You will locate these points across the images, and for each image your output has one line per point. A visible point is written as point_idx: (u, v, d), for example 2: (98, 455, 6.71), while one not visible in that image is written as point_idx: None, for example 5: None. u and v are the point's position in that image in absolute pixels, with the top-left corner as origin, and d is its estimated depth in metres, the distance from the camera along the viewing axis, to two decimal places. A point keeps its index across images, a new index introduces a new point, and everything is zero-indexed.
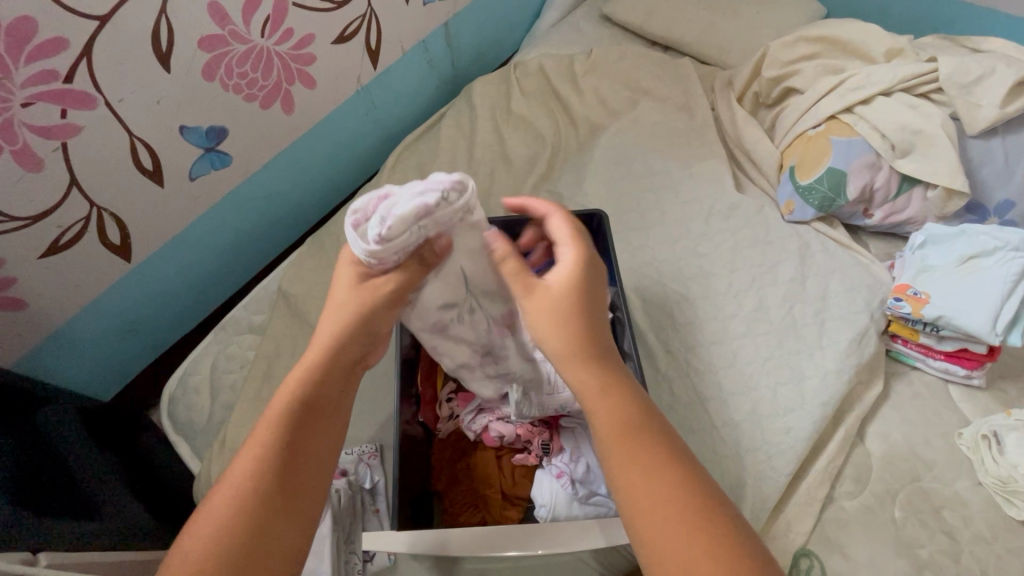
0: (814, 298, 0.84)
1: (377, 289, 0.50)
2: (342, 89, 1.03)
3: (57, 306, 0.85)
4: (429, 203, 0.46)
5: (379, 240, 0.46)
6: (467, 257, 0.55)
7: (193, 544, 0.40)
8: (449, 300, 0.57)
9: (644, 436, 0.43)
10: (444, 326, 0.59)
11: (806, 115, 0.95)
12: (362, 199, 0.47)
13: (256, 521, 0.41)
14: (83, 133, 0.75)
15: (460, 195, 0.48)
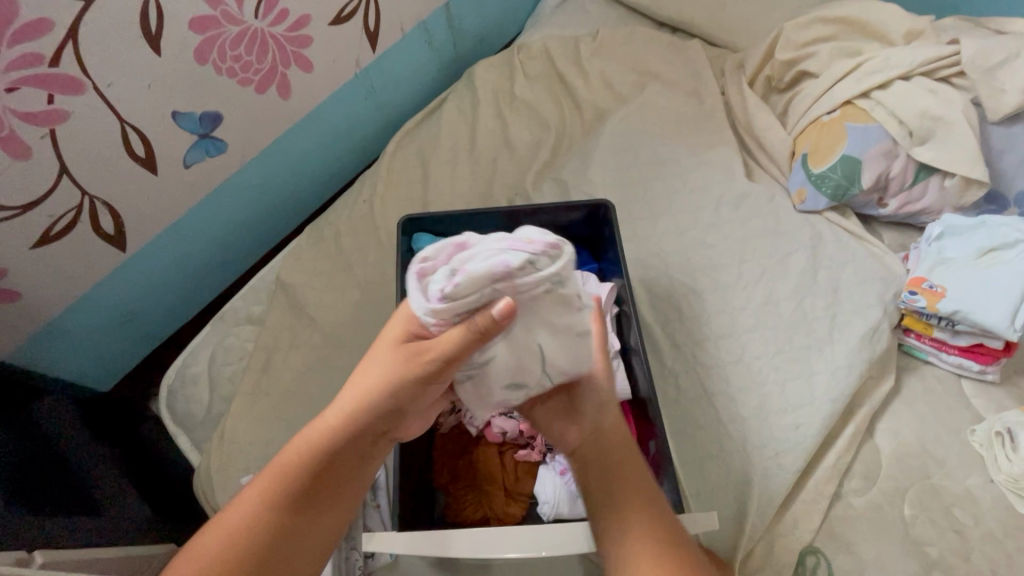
0: (825, 291, 0.82)
1: (428, 355, 0.43)
2: (340, 73, 1.00)
3: (52, 297, 0.84)
4: (511, 267, 0.39)
5: (442, 298, 0.39)
6: (546, 332, 0.45)
7: (220, 533, 0.42)
8: (523, 378, 0.47)
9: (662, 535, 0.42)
10: (511, 407, 0.49)
11: (820, 100, 0.91)
12: (433, 246, 0.42)
13: (261, 549, 0.42)
14: (72, 119, 0.72)
15: (550, 263, 0.40)
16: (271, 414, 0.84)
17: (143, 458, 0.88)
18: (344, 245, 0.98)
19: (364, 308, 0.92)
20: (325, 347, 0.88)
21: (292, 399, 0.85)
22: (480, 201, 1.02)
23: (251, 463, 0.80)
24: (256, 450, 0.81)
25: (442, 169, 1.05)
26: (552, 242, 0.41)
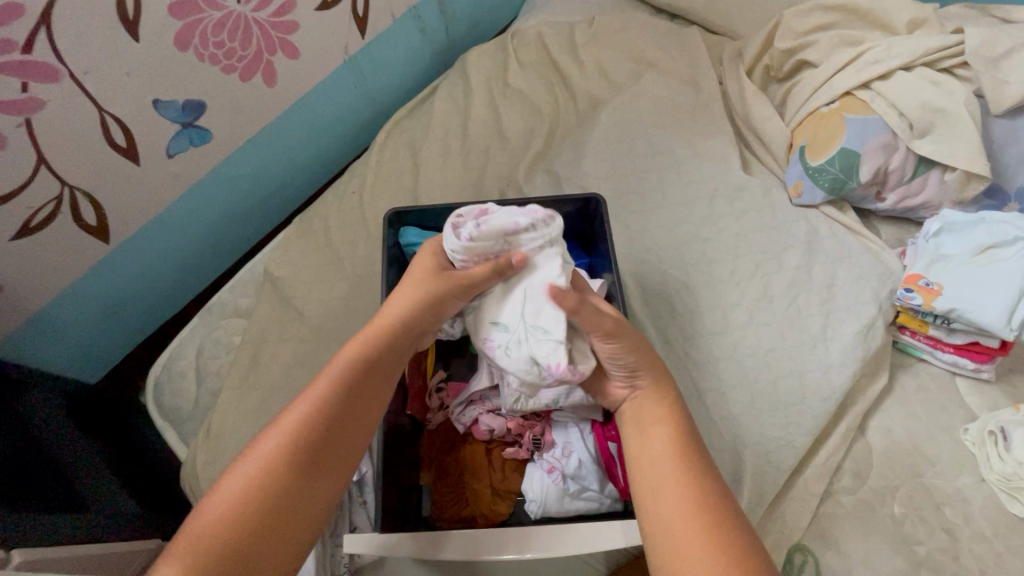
0: (820, 288, 0.80)
1: (439, 282, 0.55)
2: (328, 60, 0.97)
3: (34, 290, 0.83)
4: (520, 226, 0.56)
5: (468, 238, 0.55)
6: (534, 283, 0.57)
7: (239, 479, 0.43)
8: (508, 321, 0.56)
9: (687, 455, 0.47)
10: (495, 351, 0.57)
11: (820, 90, 0.89)
12: (466, 207, 0.58)
13: (284, 484, 0.43)
14: (48, 107, 0.70)
15: (548, 228, 0.57)
16: (256, 408, 0.82)
17: (131, 452, 0.88)
18: (333, 237, 0.97)
19: (352, 301, 0.91)
20: (313, 341, 0.87)
21: (279, 393, 0.84)
22: (472, 193, 1.00)
23: (238, 458, 0.80)
24: (242, 446, 0.80)
25: (433, 159, 1.03)
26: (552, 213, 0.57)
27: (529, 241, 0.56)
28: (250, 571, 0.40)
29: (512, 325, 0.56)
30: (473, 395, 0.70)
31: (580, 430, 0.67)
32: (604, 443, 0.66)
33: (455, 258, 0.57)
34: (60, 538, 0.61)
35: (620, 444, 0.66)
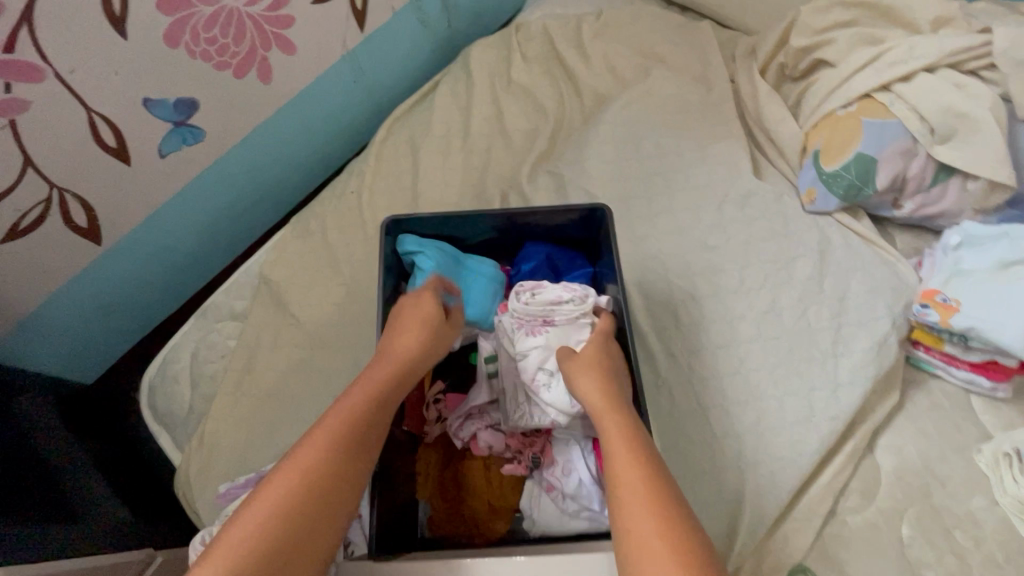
0: (831, 300, 0.77)
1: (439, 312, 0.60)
2: (326, 55, 0.94)
3: (24, 293, 0.81)
4: (569, 295, 0.66)
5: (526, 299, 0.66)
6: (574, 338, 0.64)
7: (307, 451, 0.45)
8: (550, 366, 0.63)
9: (650, 468, 0.44)
10: (535, 387, 0.63)
11: (837, 91, 0.85)
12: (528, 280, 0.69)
13: (344, 461, 0.46)
14: (33, 108, 0.68)
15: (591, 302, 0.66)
16: (251, 416, 0.81)
17: (122, 459, 0.88)
18: (330, 238, 0.94)
19: (349, 307, 0.89)
20: (308, 348, 0.86)
21: (274, 401, 0.82)
22: (473, 194, 0.98)
23: (231, 466, 0.79)
24: (237, 454, 0.79)
25: (434, 159, 1.00)
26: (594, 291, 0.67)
27: (575, 307, 0.65)
28: (306, 538, 0.42)
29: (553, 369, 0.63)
30: (472, 409, 0.68)
31: (581, 449, 0.65)
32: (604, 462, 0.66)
33: (513, 318, 0.66)
34: (47, 551, 0.61)
35: None
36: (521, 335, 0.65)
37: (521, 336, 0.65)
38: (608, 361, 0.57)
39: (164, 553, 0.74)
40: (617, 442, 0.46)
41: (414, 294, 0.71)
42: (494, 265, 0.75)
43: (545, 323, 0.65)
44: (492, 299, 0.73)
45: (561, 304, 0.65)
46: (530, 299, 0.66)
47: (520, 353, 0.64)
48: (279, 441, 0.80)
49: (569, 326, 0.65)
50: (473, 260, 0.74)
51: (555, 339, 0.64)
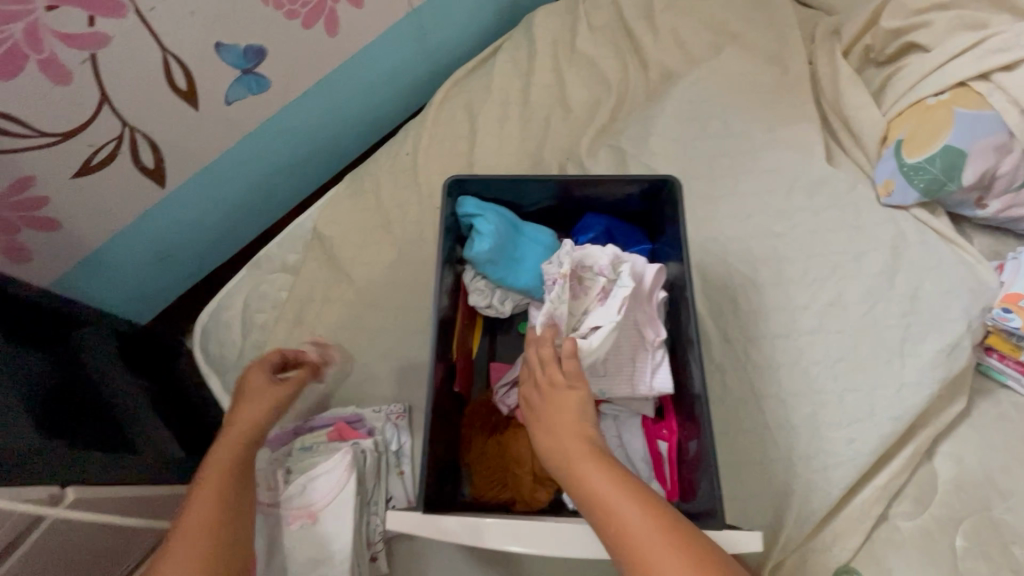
0: (902, 298, 0.74)
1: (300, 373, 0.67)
2: (391, 11, 0.92)
3: (91, 229, 0.83)
4: (586, 263, 0.62)
5: (550, 264, 0.64)
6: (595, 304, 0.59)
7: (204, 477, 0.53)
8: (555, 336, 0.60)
9: (635, 497, 0.44)
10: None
11: (929, 78, 0.80)
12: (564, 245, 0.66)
13: (232, 471, 0.54)
14: (113, 44, 0.68)
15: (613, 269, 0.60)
16: None
17: (171, 395, 0.91)
18: (384, 199, 0.94)
19: (400, 267, 0.89)
20: (358, 305, 0.87)
21: None
22: (529, 164, 0.96)
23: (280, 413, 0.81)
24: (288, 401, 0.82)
25: (491, 125, 0.99)
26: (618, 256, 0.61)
27: (594, 272, 0.61)
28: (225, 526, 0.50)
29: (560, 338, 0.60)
30: (520, 375, 0.68)
31: (631, 428, 0.66)
32: (653, 441, 0.65)
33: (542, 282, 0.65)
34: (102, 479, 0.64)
35: (670, 445, 0.65)
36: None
37: (547, 303, 0.63)
38: (567, 397, 0.51)
39: None
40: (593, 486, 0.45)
41: (470, 257, 0.70)
42: (550, 234, 0.74)
43: (543, 288, 0.63)
44: None
45: (546, 259, 0.64)
46: (536, 267, 0.66)
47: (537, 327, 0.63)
48: (328, 393, 0.82)
49: (554, 284, 0.61)
50: (530, 227, 0.74)
51: (549, 303, 0.61)
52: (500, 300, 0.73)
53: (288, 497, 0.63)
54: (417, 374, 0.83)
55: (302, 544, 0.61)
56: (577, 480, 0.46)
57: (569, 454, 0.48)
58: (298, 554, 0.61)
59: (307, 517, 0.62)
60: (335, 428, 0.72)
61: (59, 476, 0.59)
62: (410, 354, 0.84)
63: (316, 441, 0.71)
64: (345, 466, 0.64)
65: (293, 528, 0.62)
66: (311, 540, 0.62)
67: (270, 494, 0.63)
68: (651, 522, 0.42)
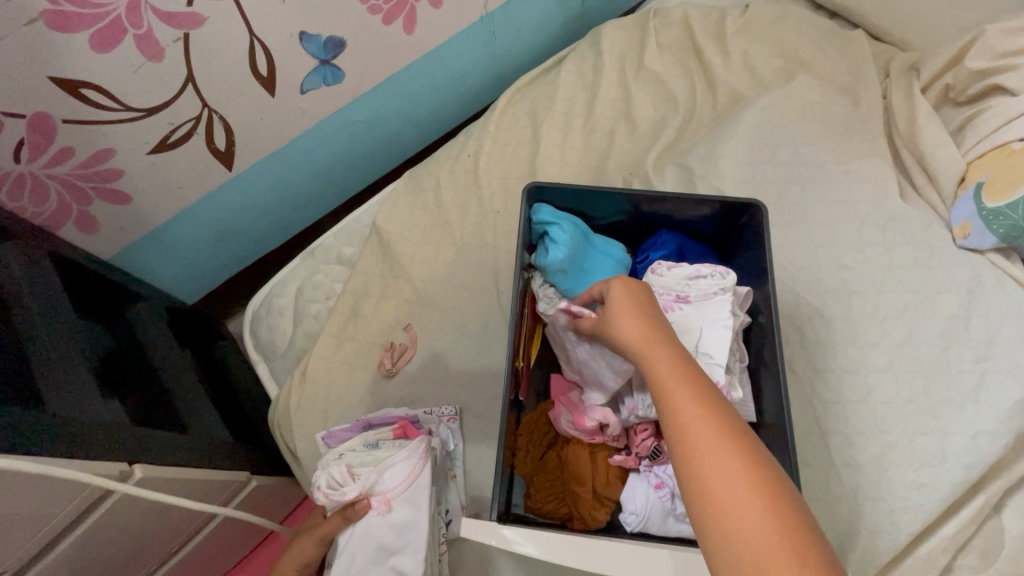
0: (977, 343, 0.72)
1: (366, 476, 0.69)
2: (467, 13, 0.92)
3: (158, 206, 0.83)
4: (701, 273, 0.63)
5: (653, 272, 0.65)
6: (706, 321, 0.59)
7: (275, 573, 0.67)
8: (681, 346, 0.59)
9: (717, 409, 0.39)
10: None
11: (1015, 122, 0.78)
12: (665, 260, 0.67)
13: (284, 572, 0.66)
14: (207, 26, 0.67)
15: (725, 283, 0.61)
16: (353, 361, 0.84)
17: (216, 383, 0.91)
18: (443, 199, 0.94)
19: (458, 269, 0.89)
20: (414, 304, 0.87)
21: (377, 350, 0.84)
22: (592, 177, 0.95)
23: (330, 405, 0.81)
24: (339, 394, 0.82)
25: (556, 134, 0.98)
26: (725, 270, 0.62)
27: (709, 283, 0.62)
28: None
29: (685, 349, 0.58)
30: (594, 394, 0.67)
31: None
32: None
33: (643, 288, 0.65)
34: (169, 459, 0.64)
35: None
36: None
37: None
38: (644, 311, 0.49)
39: (256, 480, 0.80)
40: (672, 379, 0.42)
41: (543, 266, 0.69)
42: (620, 248, 0.73)
43: (678, 299, 0.61)
44: None
45: (698, 279, 0.63)
46: (665, 274, 0.64)
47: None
48: (379, 389, 0.82)
49: (706, 302, 0.60)
50: (601, 240, 0.73)
51: (689, 317, 0.60)
52: None
53: (363, 489, 0.63)
54: (470, 379, 0.82)
55: (379, 531, 0.62)
56: (657, 378, 0.43)
57: (657, 350, 0.45)
58: (376, 540, 0.62)
59: (383, 505, 0.63)
60: (400, 425, 0.71)
61: (129, 450, 0.59)
62: (464, 357, 0.83)
63: (380, 438, 0.70)
64: (421, 451, 0.65)
65: (371, 518, 0.63)
66: (388, 527, 0.62)
67: (344, 490, 0.63)
68: (729, 446, 0.37)
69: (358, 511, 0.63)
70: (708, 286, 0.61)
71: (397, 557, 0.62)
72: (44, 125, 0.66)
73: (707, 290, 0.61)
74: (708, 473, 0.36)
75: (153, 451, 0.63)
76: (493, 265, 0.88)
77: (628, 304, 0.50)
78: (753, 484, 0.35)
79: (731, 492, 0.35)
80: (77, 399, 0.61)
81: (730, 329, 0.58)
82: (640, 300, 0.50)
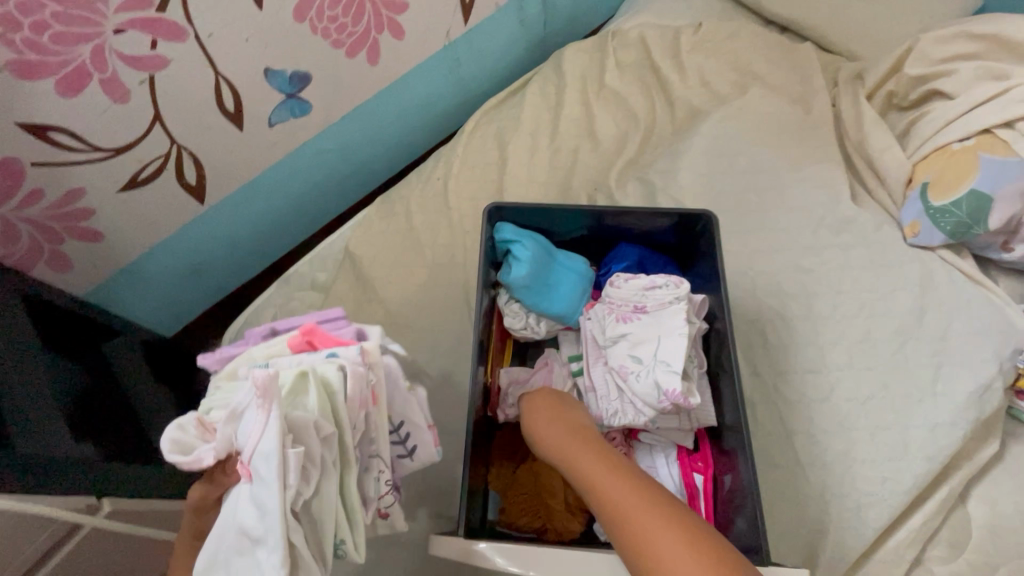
0: (932, 338, 0.74)
1: None
2: (430, 43, 0.96)
3: (129, 242, 0.84)
4: (657, 283, 0.65)
5: (612, 285, 0.67)
6: (664, 329, 0.61)
7: None
8: (641, 354, 0.61)
9: (633, 478, 0.46)
10: (625, 375, 0.61)
11: (954, 124, 0.82)
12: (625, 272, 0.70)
13: None
14: (171, 66, 0.70)
15: (680, 292, 0.63)
16: None
17: (193, 416, 0.92)
18: (415, 222, 0.96)
19: (430, 290, 0.90)
20: (388, 327, 0.88)
21: None
22: (558, 194, 0.98)
23: None
24: None
25: (522, 154, 1.01)
26: (680, 279, 0.64)
27: (665, 293, 0.64)
28: None
29: (645, 357, 0.60)
30: None
31: (666, 457, 0.65)
32: (688, 474, 0.64)
33: (604, 301, 0.67)
34: (134, 492, 0.65)
35: (705, 478, 0.64)
36: (612, 321, 0.64)
37: (613, 322, 0.64)
38: (561, 413, 0.59)
39: None
40: (589, 467, 0.49)
41: (508, 283, 0.71)
42: (584, 262, 0.75)
43: (636, 309, 0.64)
44: (581, 296, 0.73)
45: (654, 289, 0.65)
46: (623, 286, 0.66)
47: (611, 341, 0.63)
48: None
49: (662, 311, 0.62)
50: (564, 256, 0.75)
51: (647, 326, 0.62)
52: (534, 323, 0.73)
53: (226, 443, 0.37)
54: (445, 397, 0.83)
55: (242, 500, 0.36)
56: (581, 472, 0.50)
57: (579, 445, 0.52)
58: (242, 515, 0.36)
59: (246, 475, 0.37)
60: (302, 332, 0.44)
61: (93, 486, 0.60)
62: (438, 377, 0.84)
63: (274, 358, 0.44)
64: (258, 396, 0.35)
65: (233, 518, 0.37)
66: (250, 503, 0.36)
67: (197, 451, 0.37)
68: (648, 504, 0.43)
69: (228, 479, 0.39)
70: (665, 296, 0.63)
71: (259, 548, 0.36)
72: (12, 167, 0.67)
73: (663, 299, 0.63)
74: (645, 536, 0.41)
75: (118, 487, 0.63)
76: (465, 284, 0.90)
77: (548, 409, 0.60)
78: (682, 533, 0.41)
79: (663, 545, 0.40)
80: (47, 437, 0.62)
81: (685, 336, 0.60)
82: (551, 403, 0.61)
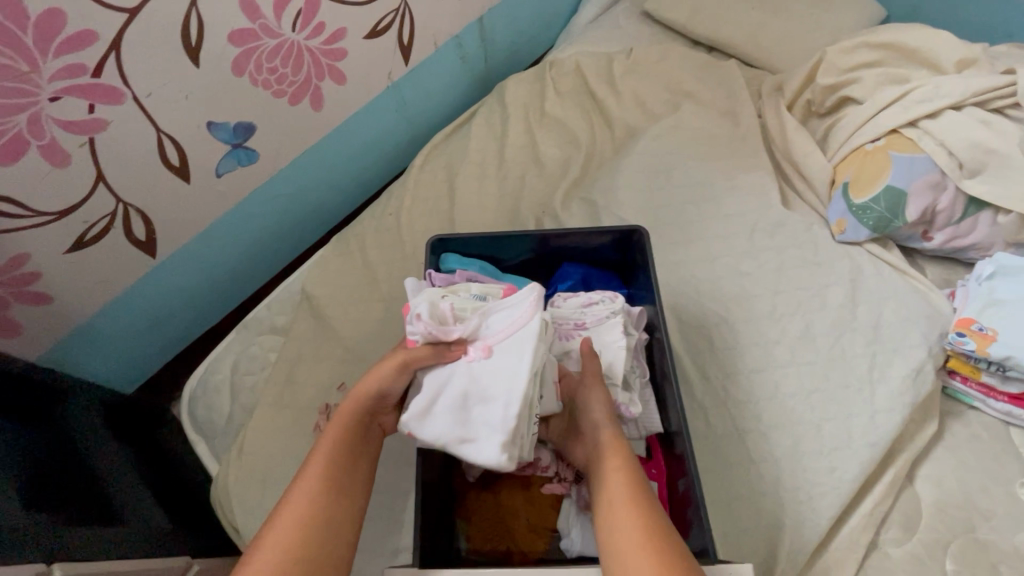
0: (865, 328, 0.79)
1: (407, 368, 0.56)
2: (373, 85, 0.99)
3: (79, 302, 0.84)
4: (594, 300, 0.68)
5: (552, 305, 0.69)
6: (604, 344, 0.64)
7: None
8: None
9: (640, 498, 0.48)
10: None
11: (865, 127, 0.88)
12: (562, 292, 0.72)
13: None
14: (111, 128, 0.72)
15: (617, 306, 0.67)
16: (289, 429, 0.84)
17: (158, 469, 0.90)
18: (369, 258, 0.97)
19: (388, 324, 0.92)
20: (348, 364, 0.89)
21: (314, 412, 0.85)
22: (508, 219, 1.00)
23: (266, 477, 0.81)
24: (274, 461, 0.82)
25: (470, 184, 1.04)
26: (614, 294, 0.68)
27: (603, 308, 0.67)
28: None
29: None
30: None
31: None
32: (643, 481, 0.66)
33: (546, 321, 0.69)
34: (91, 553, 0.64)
35: (659, 484, 0.66)
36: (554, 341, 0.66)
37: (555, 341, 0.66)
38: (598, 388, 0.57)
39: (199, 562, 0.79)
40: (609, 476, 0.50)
41: None
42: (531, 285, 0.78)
43: (577, 327, 0.66)
44: None
45: (593, 306, 0.67)
46: (562, 305, 0.69)
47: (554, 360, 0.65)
48: None
49: (601, 326, 0.65)
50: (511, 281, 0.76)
51: (588, 342, 0.64)
52: None
53: (469, 329, 0.54)
54: None
55: (478, 369, 0.51)
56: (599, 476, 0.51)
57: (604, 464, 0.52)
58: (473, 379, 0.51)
59: (482, 350, 0.52)
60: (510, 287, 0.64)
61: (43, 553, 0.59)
62: None
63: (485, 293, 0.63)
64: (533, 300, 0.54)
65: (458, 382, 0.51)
66: (489, 368, 0.51)
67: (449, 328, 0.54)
68: (636, 525, 0.45)
69: (451, 354, 0.54)
70: (603, 312, 0.66)
71: (484, 406, 0.49)
72: None
73: (601, 315, 0.66)
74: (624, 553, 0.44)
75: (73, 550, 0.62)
76: None
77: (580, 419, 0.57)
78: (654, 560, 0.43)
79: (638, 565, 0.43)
80: None
81: (625, 349, 0.63)
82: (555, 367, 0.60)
